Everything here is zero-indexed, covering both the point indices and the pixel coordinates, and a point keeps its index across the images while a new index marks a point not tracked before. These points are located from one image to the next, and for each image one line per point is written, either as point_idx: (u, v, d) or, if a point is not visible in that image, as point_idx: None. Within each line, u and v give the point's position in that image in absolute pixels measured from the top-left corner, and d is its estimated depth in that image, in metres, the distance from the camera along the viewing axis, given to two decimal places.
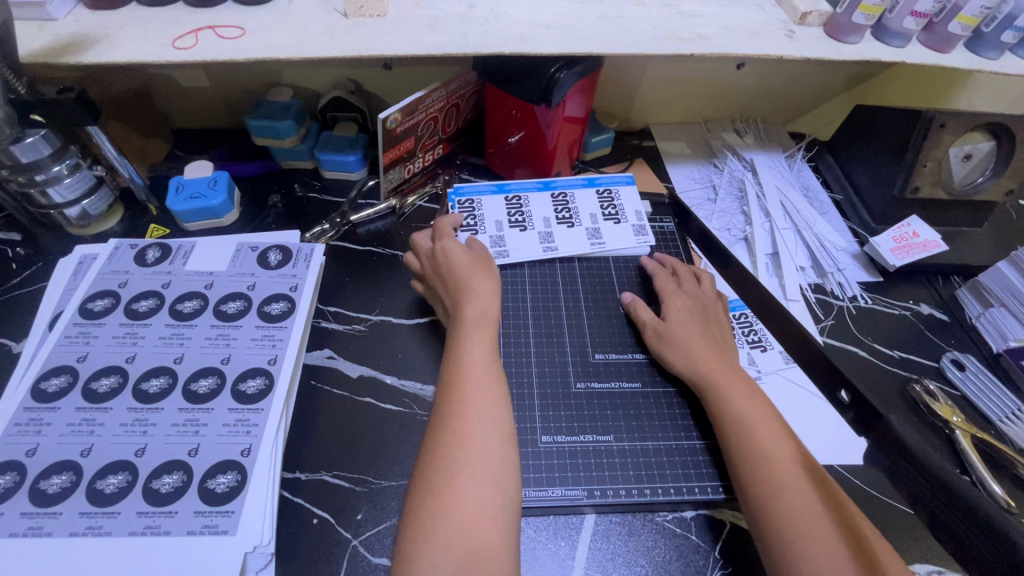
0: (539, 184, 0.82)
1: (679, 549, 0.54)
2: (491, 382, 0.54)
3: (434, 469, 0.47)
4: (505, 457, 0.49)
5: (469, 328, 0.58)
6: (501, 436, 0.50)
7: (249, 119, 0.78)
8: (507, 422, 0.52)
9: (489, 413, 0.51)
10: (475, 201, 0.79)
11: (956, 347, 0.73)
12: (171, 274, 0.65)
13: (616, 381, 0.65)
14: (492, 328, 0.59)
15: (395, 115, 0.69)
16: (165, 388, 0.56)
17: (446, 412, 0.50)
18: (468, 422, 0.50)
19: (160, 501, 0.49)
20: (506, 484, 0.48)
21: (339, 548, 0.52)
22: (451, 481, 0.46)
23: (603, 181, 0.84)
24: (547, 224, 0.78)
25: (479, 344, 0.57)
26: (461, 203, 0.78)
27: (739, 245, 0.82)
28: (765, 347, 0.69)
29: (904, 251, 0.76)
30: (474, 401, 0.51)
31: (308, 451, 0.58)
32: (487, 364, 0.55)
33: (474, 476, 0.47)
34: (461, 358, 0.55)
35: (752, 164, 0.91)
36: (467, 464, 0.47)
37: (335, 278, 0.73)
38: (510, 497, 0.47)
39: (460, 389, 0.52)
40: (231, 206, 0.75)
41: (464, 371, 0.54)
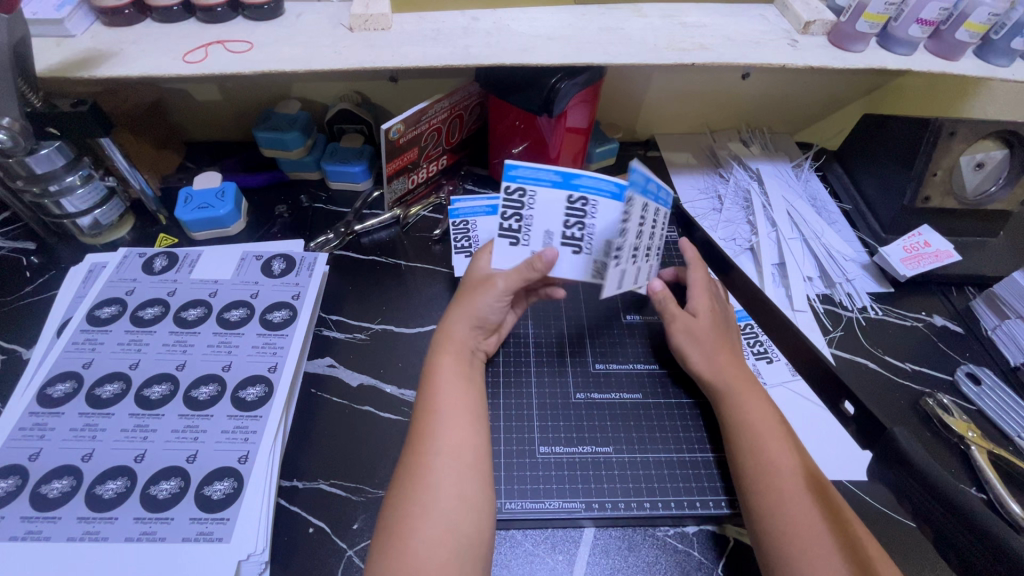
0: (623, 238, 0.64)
1: (680, 566, 0.53)
2: (460, 408, 0.52)
3: (394, 505, 0.47)
4: (468, 491, 0.47)
5: (439, 356, 0.57)
6: (465, 469, 0.48)
7: (258, 130, 0.80)
8: (474, 452, 0.50)
9: (450, 443, 0.49)
10: (592, 199, 0.54)
11: (971, 359, 0.71)
12: (177, 282, 0.66)
13: (617, 392, 0.64)
14: (465, 357, 0.58)
15: (398, 126, 0.69)
16: (166, 395, 0.56)
17: (411, 444, 0.50)
18: (427, 455, 0.49)
19: (157, 507, 0.49)
20: (469, 522, 0.46)
21: (333, 558, 0.52)
22: (408, 517, 0.45)
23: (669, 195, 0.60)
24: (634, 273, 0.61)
25: (449, 370, 0.56)
26: (574, 197, 0.54)
27: (744, 255, 0.81)
28: (770, 358, 0.68)
29: (915, 261, 0.75)
30: (436, 432, 0.50)
31: (306, 459, 0.58)
32: (459, 390, 0.54)
33: (432, 511, 0.45)
34: (429, 387, 0.54)
35: (758, 173, 0.90)
36: (427, 499, 0.46)
37: (338, 287, 0.74)
38: (474, 534, 0.45)
39: (426, 418, 0.51)
40: (238, 216, 0.76)
41: (429, 400, 0.53)
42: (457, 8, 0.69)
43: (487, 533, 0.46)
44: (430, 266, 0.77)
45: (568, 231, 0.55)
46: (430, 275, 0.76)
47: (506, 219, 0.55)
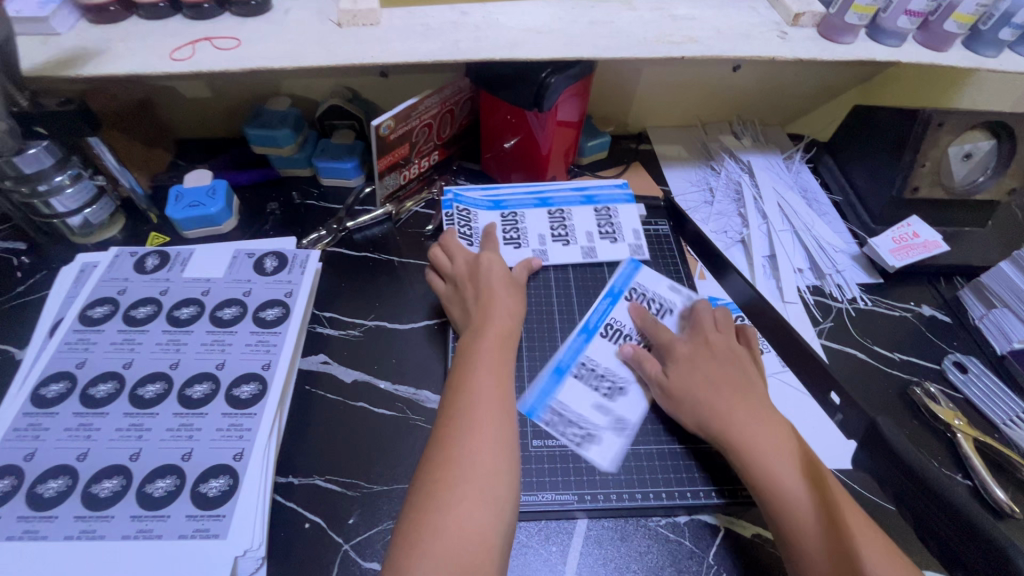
0: (607, 299, 0.71)
1: (672, 555, 0.54)
2: (502, 398, 0.53)
3: (437, 485, 0.46)
4: (506, 481, 0.48)
5: (483, 346, 0.57)
6: (507, 458, 0.49)
7: (248, 128, 0.80)
8: (513, 443, 0.51)
9: (497, 432, 0.50)
10: (590, 359, 0.66)
11: (959, 348, 0.72)
12: (169, 282, 0.66)
13: (601, 360, 0.66)
14: (505, 349, 0.58)
15: (388, 122, 0.69)
16: (161, 393, 0.57)
17: (451, 424, 0.50)
18: (474, 439, 0.49)
19: (153, 505, 0.50)
20: (505, 512, 0.46)
21: (330, 553, 0.53)
22: (454, 498, 0.45)
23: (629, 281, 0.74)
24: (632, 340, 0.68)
25: (491, 359, 0.56)
26: (575, 374, 0.64)
27: (736, 247, 0.81)
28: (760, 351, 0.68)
29: (904, 252, 0.75)
30: (482, 417, 0.50)
31: (302, 455, 0.59)
32: (499, 380, 0.54)
33: (475, 497, 0.46)
34: (474, 373, 0.54)
35: (749, 166, 0.90)
36: (471, 483, 0.46)
37: (332, 284, 0.74)
38: (508, 523, 0.46)
39: (470, 403, 0.51)
40: (229, 214, 0.76)
41: (474, 386, 0.53)
42: (446, 2, 0.68)
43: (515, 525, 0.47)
44: (423, 262, 0.77)
45: (600, 390, 0.63)
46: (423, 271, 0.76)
47: (461, 227, 0.75)
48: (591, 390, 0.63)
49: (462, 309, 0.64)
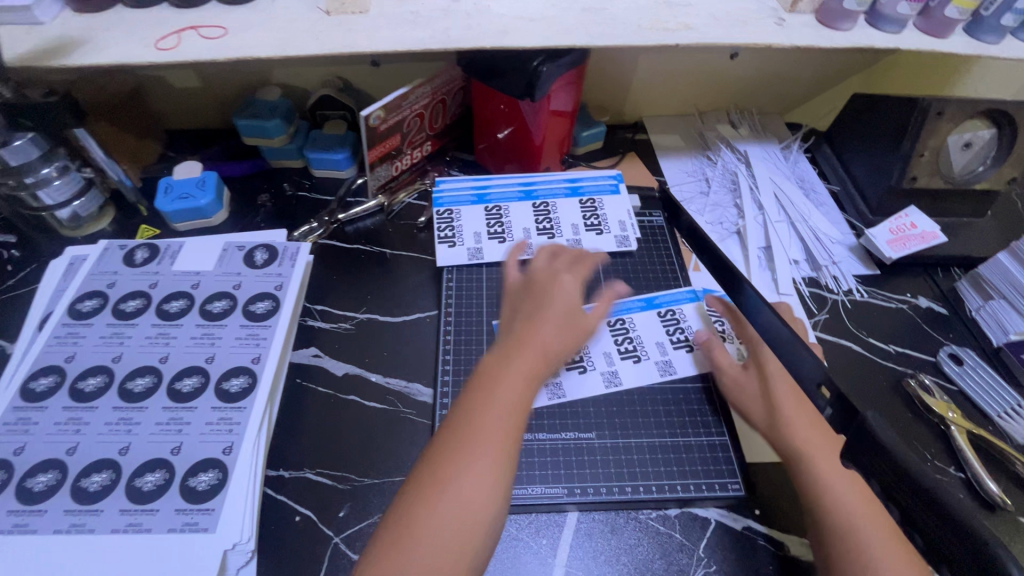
0: (641, 303, 0.71)
1: (662, 547, 0.54)
2: (529, 386, 0.51)
3: (443, 463, 0.46)
4: (490, 512, 0.45)
5: (507, 357, 0.52)
6: (499, 488, 0.46)
7: (238, 118, 0.79)
8: (510, 471, 0.47)
9: (512, 421, 0.49)
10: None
11: (955, 340, 0.71)
12: (159, 274, 0.66)
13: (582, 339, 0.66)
14: (546, 331, 0.55)
15: (378, 112, 0.69)
16: (150, 387, 0.56)
17: (449, 441, 0.47)
18: (466, 462, 0.45)
19: (142, 499, 0.50)
20: (479, 541, 0.44)
21: (321, 546, 0.53)
22: (455, 482, 0.45)
23: (663, 299, 0.71)
24: (662, 351, 0.66)
25: (515, 373, 0.51)
26: None
27: (731, 239, 0.81)
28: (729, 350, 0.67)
29: (901, 243, 0.75)
30: (481, 439, 0.47)
31: (293, 448, 0.59)
32: (529, 367, 0.52)
33: (450, 523, 0.43)
34: (490, 386, 0.50)
35: (746, 155, 0.89)
36: (451, 509, 0.44)
37: (323, 277, 0.73)
38: (481, 553, 0.44)
39: (494, 388, 0.50)
40: (220, 206, 0.75)
41: (487, 401, 0.49)
42: None
43: (489, 555, 0.45)
44: (415, 254, 0.77)
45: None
46: (415, 264, 0.76)
47: (443, 231, 0.76)
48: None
49: (512, 319, 0.57)
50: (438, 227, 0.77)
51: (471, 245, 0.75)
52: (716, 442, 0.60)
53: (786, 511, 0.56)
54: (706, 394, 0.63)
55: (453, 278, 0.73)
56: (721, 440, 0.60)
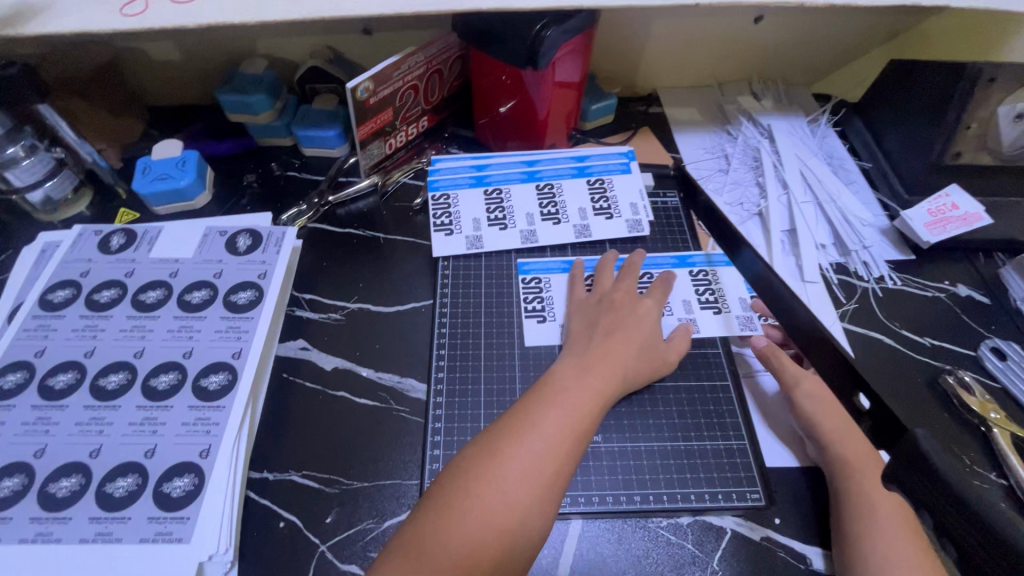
0: (674, 259, 0.68)
1: (673, 559, 0.50)
2: (589, 392, 0.50)
3: (492, 449, 0.45)
4: (537, 512, 0.43)
5: (580, 370, 0.52)
6: (548, 488, 0.44)
7: (220, 93, 0.73)
8: (564, 475, 0.45)
9: (567, 421, 0.47)
10: (545, 278, 0.67)
11: (998, 333, 0.65)
12: (135, 262, 0.62)
13: (553, 289, 0.66)
14: (621, 351, 0.55)
15: (366, 83, 0.63)
16: (124, 384, 0.53)
17: (505, 429, 0.47)
18: (518, 451, 0.45)
19: (113, 506, 0.47)
20: (520, 539, 0.42)
21: (305, 554, 0.49)
22: (500, 471, 0.44)
23: (697, 258, 0.69)
24: (687, 309, 0.64)
25: (586, 387, 0.50)
26: (527, 279, 0.67)
27: (752, 221, 0.74)
28: (718, 308, 0.64)
29: (940, 226, 0.68)
30: (537, 434, 0.46)
31: (278, 448, 0.55)
32: (591, 375, 0.52)
33: (492, 508, 0.42)
34: (558, 391, 0.50)
35: (769, 129, 0.82)
36: (497, 496, 0.43)
37: (312, 264, 0.68)
38: (519, 550, 0.42)
39: (554, 390, 0.50)
40: (202, 188, 0.71)
41: (552, 403, 0.48)
42: None
43: (527, 560, 0.43)
44: (410, 239, 0.72)
45: (528, 304, 0.65)
46: (410, 249, 0.71)
47: (439, 217, 0.71)
48: (523, 296, 0.65)
49: (587, 336, 0.56)
50: (434, 213, 0.71)
51: (470, 233, 0.69)
52: (733, 447, 0.56)
53: (808, 521, 0.52)
54: (722, 393, 0.59)
55: (450, 268, 0.68)
56: (739, 445, 0.56)
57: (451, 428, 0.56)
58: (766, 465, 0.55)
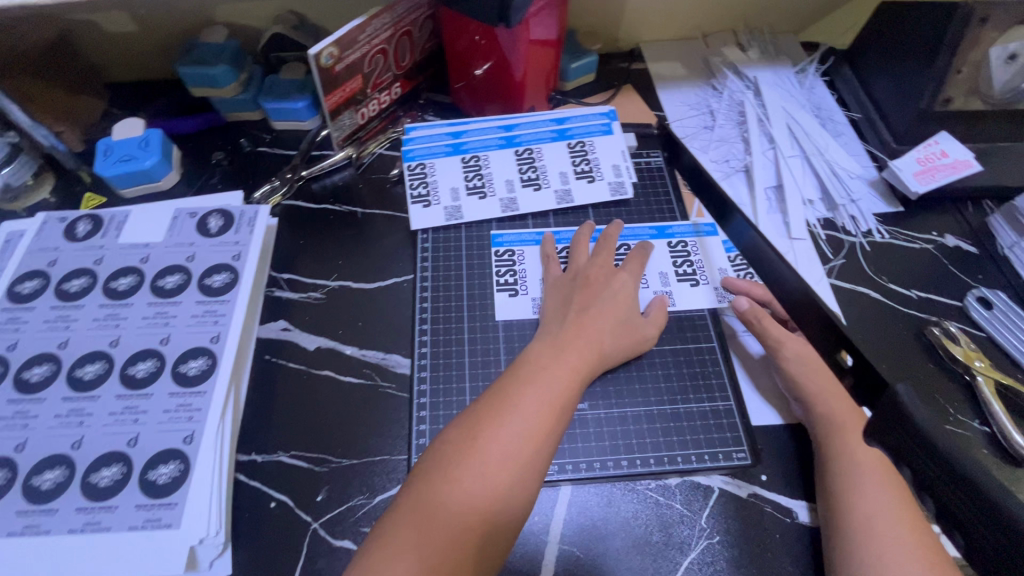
0: (652, 230, 0.67)
1: (661, 519, 0.50)
2: (566, 371, 0.50)
3: (473, 430, 0.45)
4: (520, 487, 0.43)
5: (555, 349, 0.52)
6: (529, 467, 0.44)
7: (180, 65, 0.70)
8: (544, 455, 0.45)
9: (546, 399, 0.47)
10: (518, 250, 0.65)
11: (984, 282, 0.64)
12: (104, 249, 0.60)
13: (529, 262, 0.64)
14: (596, 327, 0.55)
15: (329, 49, 0.60)
16: (102, 374, 0.52)
17: (482, 413, 0.47)
18: (496, 433, 0.45)
19: (99, 496, 0.46)
20: (503, 515, 0.42)
21: (298, 532, 0.50)
22: (482, 450, 0.44)
23: (677, 229, 0.67)
24: (664, 281, 0.63)
25: (562, 366, 0.51)
26: (500, 252, 0.65)
27: (737, 177, 0.73)
28: (696, 281, 0.63)
29: (929, 175, 0.67)
30: (515, 416, 0.46)
31: (265, 431, 0.54)
32: (568, 352, 0.52)
33: (474, 490, 0.42)
34: (534, 371, 0.50)
35: (755, 82, 0.79)
36: (479, 478, 0.43)
37: (288, 241, 0.66)
38: (503, 526, 0.42)
39: (532, 369, 0.50)
40: (169, 167, 0.68)
41: (530, 382, 0.49)
42: None
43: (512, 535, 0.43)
44: (389, 212, 0.69)
45: (501, 278, 0.63)
46: (389, 222, 0.68)
47: (415, 188, 0.69)
48: (495, 270, 0.64)
49: (561, 315, 0.56)
50: (410, 183, 0.69)
51: (448, 204, 0.68)
52: (720, 408, 0.56)
53: (795, 476, 0.53)
54: (707, 354, 0.59)
55: (430, 241, 0.66)
56: (725, 406, 0.56)
57: (437, 403, 0.56)
58: (752, 424, 0.55)
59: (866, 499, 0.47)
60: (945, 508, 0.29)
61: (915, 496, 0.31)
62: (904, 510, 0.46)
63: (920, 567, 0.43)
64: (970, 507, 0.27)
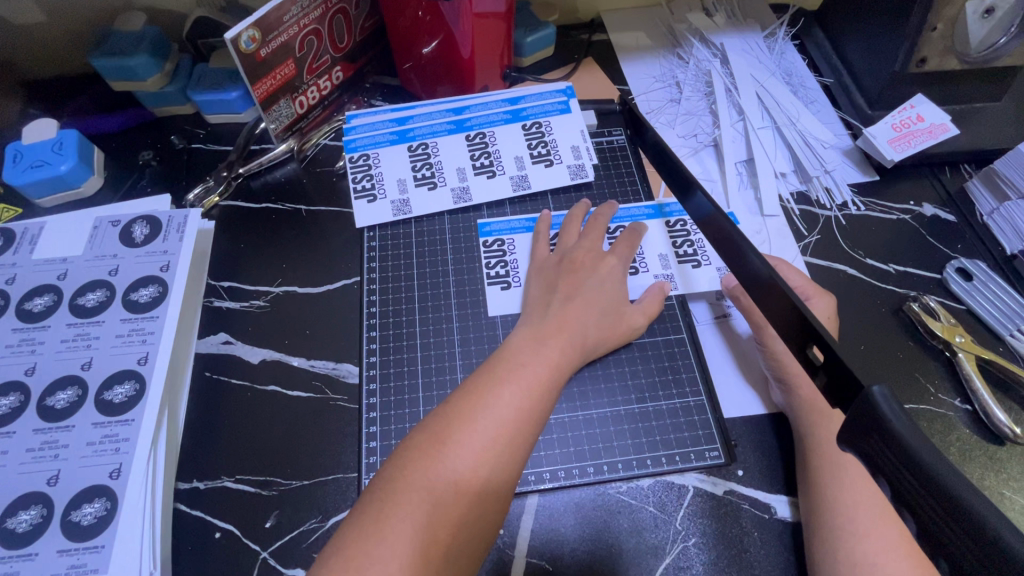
0: (647, 210, 0.63)
1: (633, 524, 0.48)
2: (548, 360, 0.47)
3: (449, 421, 0.41)
4: (497, 483, 0.40)
5: (536, 342, 0.48)
6: (502, 473, 0.40)
7: (93, 58, 0.63)
8: (520, 459, 0.41)
9: (528, 390, 0.44)
10: (508, 239, 0.61)
11: (963, 253, 0.62)
12: (16, 266, 0.54)
13: (521, 252, 0.61)
14: (577, 314, 0.51)
15: (249, 32, 0.54)
16: (16, 407, 0.47)
17: (455, 410, 0.42)
18: (471, 433, 0.40)
19: (16, 543, 0.42)
20: (477, 513, 0.39)
21: (245, 564, 0.46)
22: (458, 441, 0.40)
23: (674, 207, 0.63)
24: (664, 264, 0.60)
25: (543, 355, 0.47)
26: (488, 242, 0.61)
27: (706, 152, 0.69)
28: (698, 261, 0.60)
29: (904, 142, 0.63)
30: (491, 415, 0.42)
31: (207, 454, 0.50)
32: (550, 341, 0.48)
33: (443, 497, 0.38)
34: (515, 363, 0.46)
35: (722, 49, 0.75)
36: (449, 483, 0.38)
37: (227, 246, 0.61)
38: (477, 524, 0.38)
39: (512, 358, 0.46)
40: (89, 171, 0.62)
41: (510, 372, 0.45)
42: None
43: (486, 535, 0.39)
44: (336, 208, 0.64)
45: (491, 270, 0.60)
46: (335, 221, 0.63)
47: (360, 182, 0.64)
48: (484, 262, 0.60)
49: (544, 302, 0.52)
50: (355, 177, 0.64)
51: (396, 197, 0.63)
52: (691, 404, 0.53)
53: (773, 470, 0.50)
54: (677, 346, 0.56)
55: (377, 239, 0.62)
56: (696, 401, 0.53)
57: (388, 416, 0.52)
58: (725, 416, 0.53)
59: (848, 489, 0.45)
60: (923, 526, 0.27)
61: (896, 510, 0.28)
62: (885, 500, 0.44)
63: (904, 561, 0.41)
64: (947, 524, 0.25)
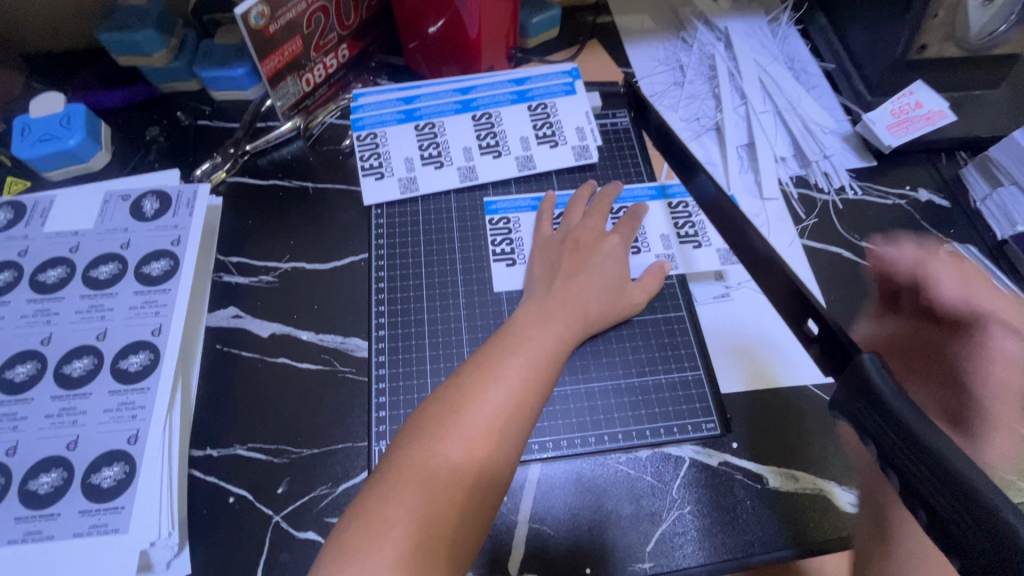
0: (650, 192, 0.64)
1: (631, 491, 0.50)
2: (553, 333, 0.48)
3: (460, 391, 0.43)
4: (506, 450, 0.41)
5: (542, 317, 0.49)
6: (513, 439, 0.42)
7: (99, 32, 0.63)
8: (529, 427, 0.43)
9: (535, 361, 0.46)
10: (513, 218, 0.62)
11: (955, 237, 0.63)
12: (28, 239, 0.55)
13: (526, 230, 0.62)
14: (581, 290, 0.52)
15: (258, 7, 0.54)
16: (34, 375, 0.49)
17: (466, 382, 0.44)
18: (482, 403, 0.42)
19: (39, 503, 0.44)
20: (490, 477, 0.40)
21: (260, 527, 0.47)
22: (470, 411, 0.42)
23: (676, 188, 0.65)
24: (666, 244, 0.61)
25: (550, 328, 0.49)
26: (494, 220, 0.62)
27: (708, 135, 0.70)
28: (699, 242, 0.61)
29: (903, 128, 0.64)
30: (501, 386, 0.43)
31: (221, 423, 0.51)
32: (555, 315, 0.50)
33: (457, 463, 0.40)
34: (522, 336, 0.47)
35: (726, 33, 0.76)
36: (464, 450, 0.40)
37: (236, 222, 0.62)
38: (490, 488, 0.40)
39: (519, 331, 0.48)
40: (97, 146, 0.63)
41: (518, 345, 0.46)
42: None
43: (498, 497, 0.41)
44: (343, 185, 0.65)
45: (496, 248, 0.61)
46: (342, 198, 0.64)
47: (367, 160, 0.64)
48: (489, 240, 0.61)
49: (548, 279, 0.54)
50: (363, 156, 0.65)
51: (403, 175, 0.64)
52: (689, 378, 0.55)
53: (767, 443, 0.52)
54: (677, 324, 0.58)
55: (384, 217, 0.63)
56: (694, 376, 0.55)
57: (396, 388, 0.54)
58: (721, 392, 0.54)
59: None
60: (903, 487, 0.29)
61: (881, 470, 0.30)
62: None
63: None
64: (929, 482, 0.27)
